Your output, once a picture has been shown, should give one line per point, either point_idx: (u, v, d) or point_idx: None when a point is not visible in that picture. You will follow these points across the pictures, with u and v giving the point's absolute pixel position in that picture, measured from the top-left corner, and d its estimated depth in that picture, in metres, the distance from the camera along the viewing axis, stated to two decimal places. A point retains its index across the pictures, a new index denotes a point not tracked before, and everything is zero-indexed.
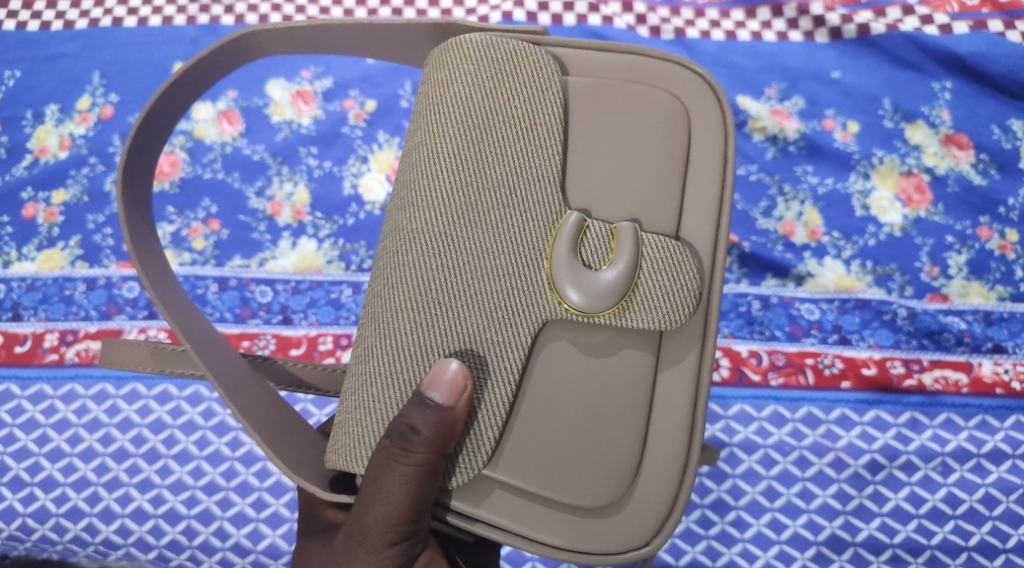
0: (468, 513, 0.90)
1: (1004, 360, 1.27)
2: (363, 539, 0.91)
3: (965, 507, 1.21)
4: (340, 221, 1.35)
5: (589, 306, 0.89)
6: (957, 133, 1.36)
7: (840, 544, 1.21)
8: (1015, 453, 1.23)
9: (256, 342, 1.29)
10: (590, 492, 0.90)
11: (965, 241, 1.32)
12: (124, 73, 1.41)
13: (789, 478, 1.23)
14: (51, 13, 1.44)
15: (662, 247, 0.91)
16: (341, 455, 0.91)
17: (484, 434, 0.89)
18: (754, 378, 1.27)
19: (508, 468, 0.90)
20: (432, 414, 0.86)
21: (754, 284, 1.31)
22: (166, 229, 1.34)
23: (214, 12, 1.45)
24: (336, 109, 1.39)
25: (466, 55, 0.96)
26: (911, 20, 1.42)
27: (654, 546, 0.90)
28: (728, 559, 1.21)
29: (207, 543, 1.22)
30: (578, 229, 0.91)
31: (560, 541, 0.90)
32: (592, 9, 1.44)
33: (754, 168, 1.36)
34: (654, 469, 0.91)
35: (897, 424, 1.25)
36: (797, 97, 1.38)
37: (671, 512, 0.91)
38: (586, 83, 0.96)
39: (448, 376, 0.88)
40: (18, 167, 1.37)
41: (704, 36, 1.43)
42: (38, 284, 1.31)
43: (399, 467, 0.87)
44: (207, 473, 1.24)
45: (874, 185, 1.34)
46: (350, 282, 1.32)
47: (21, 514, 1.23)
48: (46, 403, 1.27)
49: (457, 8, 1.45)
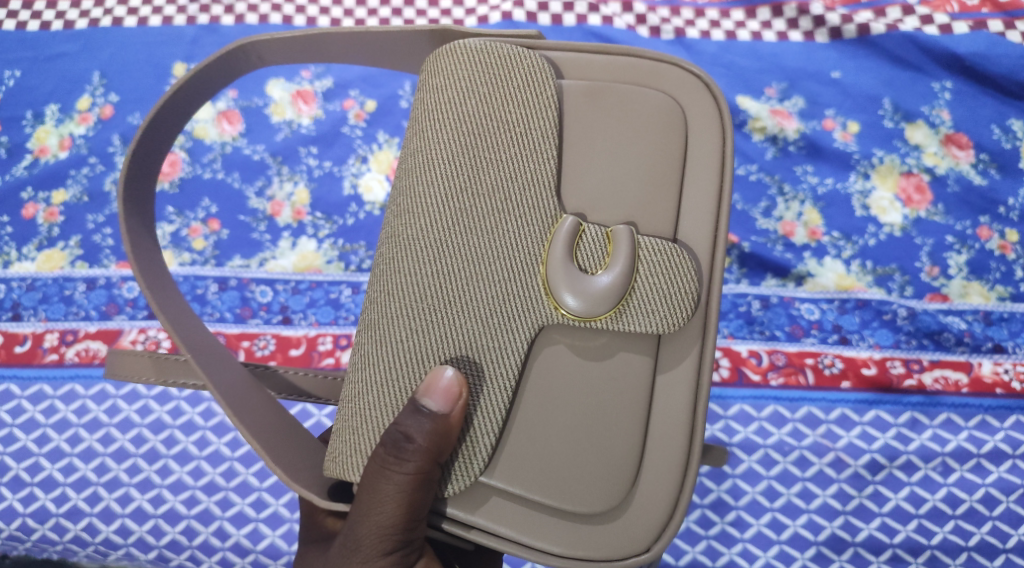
0: (464, 520, 0.90)
1: (1005, 360, 1.27)
2: (358, 549, 0.91)
3: (965, 507, 1.21)
4: (340, 221, 1.35)
5: (586, 311, 0.89)
6: (957, 133, 1.35)
7: (840, 544, 1.21)
8: (1015, 453, 1.23)
9: (256, 342, 1.29)
10: (589, 499, 0.90)
11: (965, 241, 1.31)
12: (124, 73, 1.41)
13: (789, 478, 1.23)
14: (51, 13, 1.45)
15: (658, 250, 0.91)
16: (338, 463, 0.92)
17: (481, 441, 0.89)
18: (754, 378, 1.27)
19: (505, 475, 0.90)
20: (426, 422, 0.86)
21: (753, 284, 1.31)
22: (166, 229, 1.34)
23: (214, 12, 1.45)
24: (336, 109, 1.39)
25: (459, 60, 0.96)
26: (910, 20, 1.42)
27: (655, 551, 0.90)
28: (728, 559, 1.21)
29: (207, 543, 1.22)
30: (573, 233, 0.91)
31: (559, 548, 0.90)
32: (592, 9, 1.44)
33: (754, 168, 1.35)
34: (654, 472, 0.91)
35: (897, 424, 1.25)
36: (797, 97, 1.38)
37: (672, 517, 0.91)
38: (581, 87, 0.96)
39: (443, 383, 0.87)
40: (18, 167, 1.37)
41: (704, 36, 1.43)
42: (38, 284, 1.31)
43: (393, 475, 0.87)
44: (207, 473, 1.24)
45: (874, 185, 1.34)
46: (350, 282, 1.32)
47: (21, 514, 1.23)
48: (46, 403, 1.27)
49: (457, 8, 1.45)
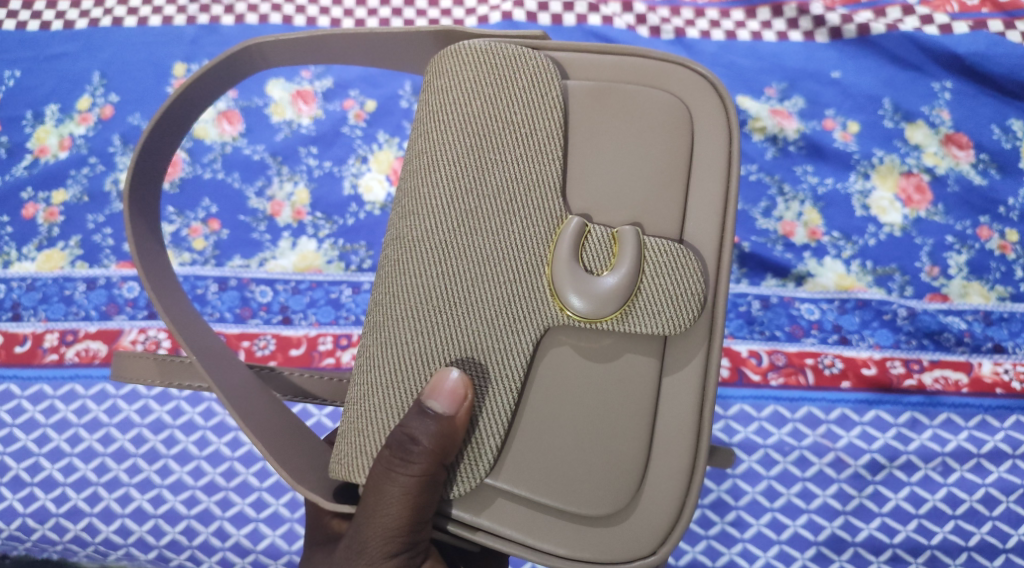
0: (469, 522, 0.90)
1: (1004, 360, 1.27)
2: (363, 551, 0.91)
3: (965, 507, 1.21)
4: (340, 221, 1.35)
5: (591, 312, 0.89)
6: (957, 133, 1.36)
7: (840, 544, 1.21)
8: (1015, 453, 1.23)
9: (256, 342, 1.29)
10: (594, 501, 0.90)
11: (965, 241, 1.32)
12: (124, 73, 1.41)
13: (789, 478, 1.23)
14: (51, 13, 1.44)
15: (664, 251, 0.91)
16: (343, 465, 0.92)
17: (486, 443, 0.89)
18: (754, 378, 1.27)
19: (511, 477, 0.90)
20: (432, 424, 0.86)
21: (753, 284, 1.31)
22: (166, 229, 1.34)
23: (214, 12, 1.44)
24: (336, 109, 1.39)
25: (464, 61, 0.96)
26: (910, 20, 1.42)
27: (661, 554, 0.90)
28: (727, 559, 1.21)
29: (207, 543, 1.22)
30: (579, 234, 0.91)
31: (564, 550, 0.90)
32: (592, 9, 1.44)
33: (754, 168, 1.35)
34: (660, 475, 0.91)
35: (897, 424, 1.25)
36: (797, 97, 1.38)
37: (678, 520, 0.91)
38: (586, 88, 0.96)
39: (449, 385, 0.88)
40: (18, 167, 1.37)
41: (704, 36, 1.43)
42: (38, 284, 1.31)
43: (398, 477, 0.87)
44: (207, 473, 1.24)
45: (874, 185, 1.34)
46: (350, 283, 1.32)
47: (21, 514, 1.23)
48: (46, 403, 1.27)
49: (457, 8, 1.45)
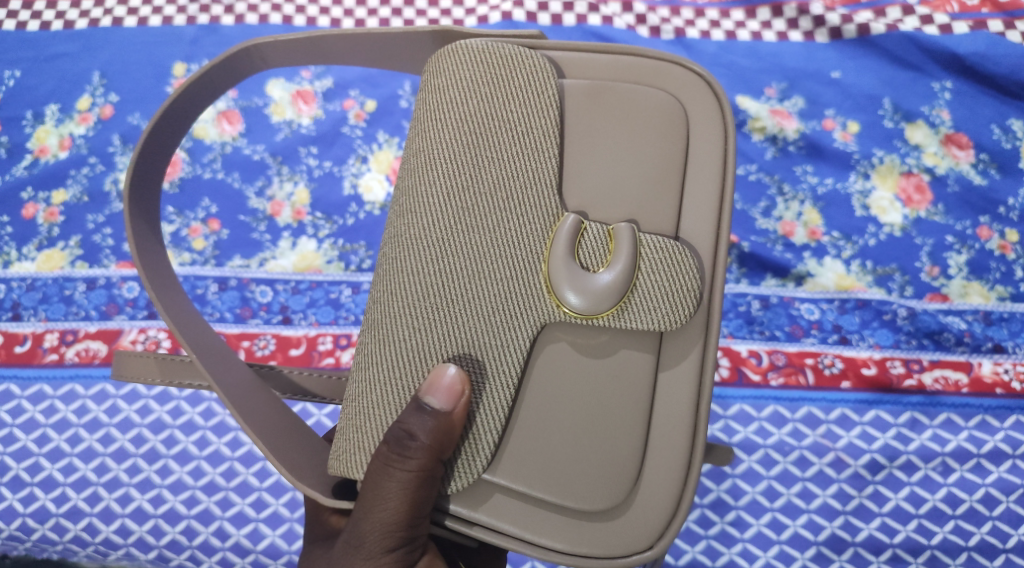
0: (467, 517, 0.90)
1: (1004, 360, 1.27)
2: (361, 546, 0.91)
3: (965, 507, 1.21)
4: (340, 221, 1.35)
5: (588, 308, 0.89)
6: (957, 133, 1.35)
7: (840, 544, 1.21)
8: (1015, 453, 1.23)
9: (256, 342, 1.29)
10: (591, 496, 0.90)
11: (965, 241, 1.31)
12: (124, 73, 1.41)
13: (789, 478, 1.23)
14: (51, 13, 1.45)
15: (660, 247, 0.91)
16: (342, 461, 0.92)
17: (484, 439, 0.89)
18: (754, 378, 1.27)
19: (508, 472, 0.90)
20: (429, 420, 0.87)
21: (753, 284, 1.31)
22: (166, 229, 1.34)
23: (214, 12, 1.44)
24: (336, 109, 1.39)
25: (462, 60, 0.96)
26: (910, 20, 1.42)
27: (658, 549, 0.90)
28: (727, 559, 1.21)
29: (207, 543, 1.22)
30: (575, 231, 0.91)
31: (562, 545, 0.90)
32: (592, 9, 1.44)
33: (753, 168, 1.35)
34: (657, 471, 0.91)
35: (897, 424, 1.25)
36: (797, 97, 1.38)
37: (675, 515, 0.91)
38: (583, 86, 0.96)
39: (446, 381, 0.88)
40: (18, 167, 1.37)
41: (704, 36, 1.43)
42: (38, 284, 1.31)
43: (396, 472, 0.87)
44: (207, 473, 1.24)
45: (874, 185, 1.34)
46: (350, 282, 1.32)
47: (21, 514, 1.23)
48: (46, 403, 1.27)
49: (457, 8, 1.45)
